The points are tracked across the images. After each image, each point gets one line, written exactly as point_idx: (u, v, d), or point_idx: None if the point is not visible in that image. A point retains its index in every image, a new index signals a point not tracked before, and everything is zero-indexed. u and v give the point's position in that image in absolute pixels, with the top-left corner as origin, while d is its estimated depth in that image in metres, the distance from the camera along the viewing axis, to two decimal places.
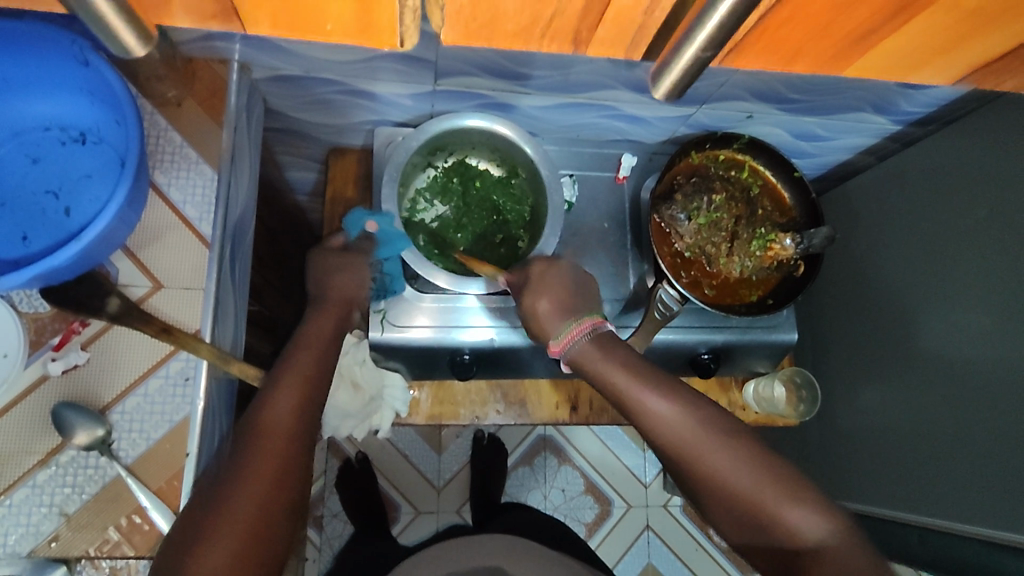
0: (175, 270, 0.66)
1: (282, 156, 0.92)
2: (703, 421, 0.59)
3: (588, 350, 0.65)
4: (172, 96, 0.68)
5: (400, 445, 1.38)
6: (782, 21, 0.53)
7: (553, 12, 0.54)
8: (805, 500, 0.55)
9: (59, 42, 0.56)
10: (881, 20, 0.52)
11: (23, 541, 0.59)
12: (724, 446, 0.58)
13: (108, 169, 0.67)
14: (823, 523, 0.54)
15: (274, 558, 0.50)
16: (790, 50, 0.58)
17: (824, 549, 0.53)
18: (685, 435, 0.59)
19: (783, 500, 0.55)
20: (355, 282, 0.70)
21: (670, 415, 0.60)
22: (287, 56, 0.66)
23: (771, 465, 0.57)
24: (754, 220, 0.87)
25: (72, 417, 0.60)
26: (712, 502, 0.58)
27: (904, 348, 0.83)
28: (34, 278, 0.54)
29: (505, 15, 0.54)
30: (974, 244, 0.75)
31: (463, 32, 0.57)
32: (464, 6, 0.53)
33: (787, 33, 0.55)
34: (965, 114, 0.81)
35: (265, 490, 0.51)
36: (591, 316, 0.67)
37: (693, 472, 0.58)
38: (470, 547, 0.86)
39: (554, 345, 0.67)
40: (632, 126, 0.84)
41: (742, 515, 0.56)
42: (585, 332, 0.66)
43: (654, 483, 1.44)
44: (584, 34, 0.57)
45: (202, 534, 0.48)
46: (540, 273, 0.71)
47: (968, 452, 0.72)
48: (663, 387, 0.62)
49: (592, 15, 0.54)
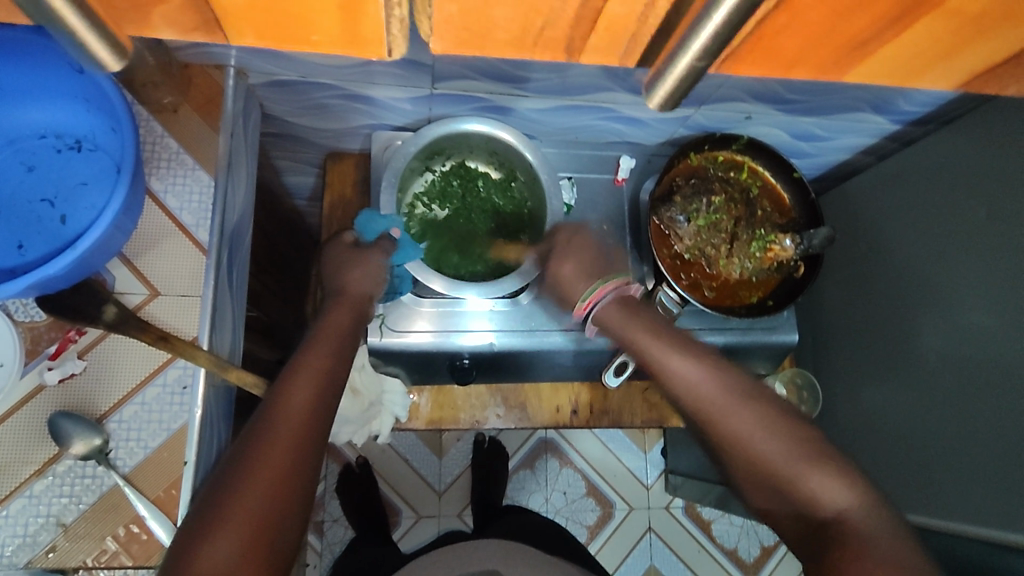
0: (172, 277, 0.66)
1: (279, 161, 0.92)
2: (727, 386, 0.59)
3: (614, 311, 0.68)
4: (167, 103, 0.68)
5: (400, 449, 1.37)
6: (780, 27, 0.44)
7: (543, 20, 0.43)
8: (829, 470, 0.54)
9: (52, 49, 0.56)
10: (885, 24, 0.44)
11: (20, 552, 0.59)
12: (745, 407, 0.58)
13: (105, 176, 0.66)
14: (846, 490, 0.53)
15: (282, 532, 0.50)
16: (783, 60, 0.48)
17: (847, 515, 0.52)
18: (710, 398, 0.59)
19: (806, 468, 0.54)
20: (367, 279, 0.69)
21: (697, 379, 0.60)
22: (283, 61, 0.65)
23: (796, 435, 0.56)
24: (754, 221, 0.87)
25: (69, 427, 0.60)
26: (736, 469, 0.57)
27: (905, 349, 0.82)
28: (30, 286, 0.54)
29: (496, 25, 0.43)
30: (975, 244, 0.74)
31: (451, 43, 0.46)
32: (452, 14, 0.42)
33: (784, 43, 0.46)
34: (963, 113, 0.81)
35: (279, 478, 0.50)
36: (615, 278, 0.70)
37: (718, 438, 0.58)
38: (465, 554, 0.85)
39: (579, 306, 0.70)
40: (630, 127, 0.84)
41: (766, 480, 0.56)
42: (611, 292, 0.68)
43: (656, 485, 1.44)
44: (576, 44, 0.46)
45: (213, 523, 0.47)
46: (564, 240, 0.74)
47: (971, 455, 0.71)
48: (686, 350, 0.63)
49: (583, 25, 0.43)
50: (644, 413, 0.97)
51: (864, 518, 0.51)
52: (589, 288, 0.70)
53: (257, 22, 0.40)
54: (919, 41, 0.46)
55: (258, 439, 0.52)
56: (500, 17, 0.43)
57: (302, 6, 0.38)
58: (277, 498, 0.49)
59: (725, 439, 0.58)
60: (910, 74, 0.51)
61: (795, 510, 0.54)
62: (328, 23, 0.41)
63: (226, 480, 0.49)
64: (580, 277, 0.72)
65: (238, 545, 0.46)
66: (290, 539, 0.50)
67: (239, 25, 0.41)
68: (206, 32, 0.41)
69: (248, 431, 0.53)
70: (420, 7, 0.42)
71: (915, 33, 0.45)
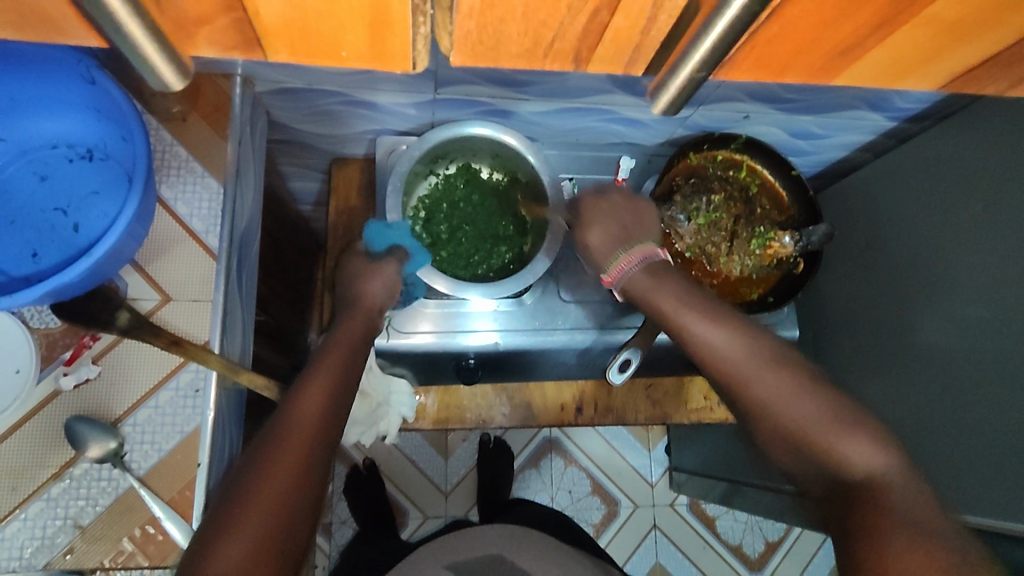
0: (184, 283, 0.67)
1: (285, 166, 0.93)
2: (755, 352, 0.59)
3: (640, 279, 0.65)
4: (177, 111, 0.70)
5: (406, 451, 1.38)
6: (771, 35, 0.51)
7: (553, 33, 0.51)
8: (859, 433, 0.54)
9: (66, 61, 0.57)
10: (864, 33, 0.51)
11: (38, 553, 0.60)
12: (777, 375, 0.57)
13: (116, 184, 0.68)
14: (878, 452, 0.53)
15: (297, 548, 0.50)
16: (776, 64, 0.56)
17: (876, 479, 0.52)
18: (738, 362, 0.59)
19: (834, 431, 0.54)
20: (382, 290, 0.70)
21: (722, 347, 0.60)
22: (289, 70, 0.67)
23: (829, 403, 0.56)
24: (753, 219, 0.89)
25: (85, 431, 0.61)
26: (766, 434, 0.57)
27: (906, 343, 0.83)
28: (47, 293, 0.55)
29: (509, 38, 0.51)
30: (972, 238, 0.75)
31: (470, 53, 0.54)
32: (471, 29, 0.50)
33: (774, 50, 0.53)
34: (959, 110, 0.82)
35: (292, 482, 0.51)
36: (645, 246, 0.68)
37: (746, 402, 0.58)
38: (474, 538, 0.87)
39: (606, 277, 0.69)
40: (630, 129, 0.85)
41: (792, 444, 0.56)
42: (638, 260, 0.66)
43: (660, 482, 1.45)
44: (584, 54, 0.54)
45: (228, 527, 0.48)
46: (589, 208, 0.72)
47: (971, 445, 0.72)
48: (713, 315, 0.62)
49: (592, 36, 0.51)
50: (648, 410, 0.98)
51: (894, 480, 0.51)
52: (613, 258, 0.68)
53: (291, 38, 0.50)
54: (902, 46, 0.53)
55: (272, 444, 0.53)
56: (510, 31, 0.50)
57: (339, 27, 0.49)
58: (290, 502, 0.50)
59: (754, 405, 0.58)
60: (894, 77, 0.59)
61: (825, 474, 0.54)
62: (358, 39, 0.51)
63: (241, 485, 0.50)
64: (613, 241, 0.69)
65: (251, 548, 0.47)
66: (302, 542, 0.51)
67: (277, 40, 0.51)
68: (245, 50, 0.53)
69: (263, 436, 0.54)
70: (443, 23, 0.52)
71: (896, 38, 0.51)
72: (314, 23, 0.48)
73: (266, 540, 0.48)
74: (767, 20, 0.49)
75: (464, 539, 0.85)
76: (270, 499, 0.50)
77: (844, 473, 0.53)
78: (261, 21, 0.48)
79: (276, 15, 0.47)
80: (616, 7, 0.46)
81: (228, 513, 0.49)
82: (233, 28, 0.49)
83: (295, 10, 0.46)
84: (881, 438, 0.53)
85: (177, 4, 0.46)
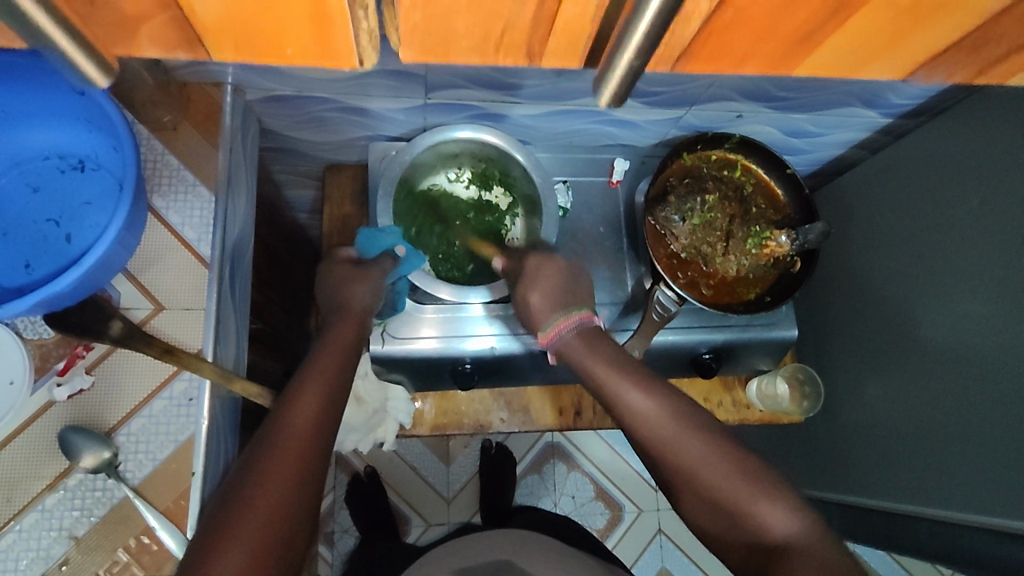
0: (176, 291, 0.67)
1: (279, 175, 0.94)
2: (685, 417, 0.59)
3: (573, 343, 0.66)
4: (167, 120, 0.69)
5: (408, 458, 1.38)
6: (727, 22, 0.46)
7: (502, 23, 0.43)
8: (773, 499, 0.55)
9: (54, 72, 0.57)
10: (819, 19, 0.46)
11: (33, 565, 0.60)
12: (714, 458, 0.57)
13: (107, 194, 0.68)
14: (791, 520, 0.53)
15: (297, 554, 0.50)
16: (731, 57, 0.51)
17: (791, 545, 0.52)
18: (663, 428, 0.59)
19: (749, 494, 0.55)
20: (370, 293, 0.70)
21: (652, 415, 0.60)
22: (280, 76, 0.67)
23: (747, 469, 0.56)
24: (748, 218, 0.88)
25: (79, 441, 0.61)
26: (687, 497, 0.58)
27: (905, 339, 0.83)
28: (38, 304, 0.55)
29: (458, 31, 0.44)
30: (971, 230, 0.75)
31: (420, 49, 0.46)
32: (416, 21, 0.43)
33: (728, 42, 0.49)
34: (954, 104, 0.81)
35: (286, 485, 0.51)
36: (580, 310, 0.69)
37: (673, 470, 0.59)
38: (484, 543, 0.85)
39: (541, 337, 0.69)
40: (622, 130, 0.86)
41: (716, 512, 0.56)
42: (572, 325, 0.67)
43: (664, 486, 1.43)
44: (537, 48, 0.46)
45: (223, 537, 0.47)
46: (532, 269, 0.72)
47: (977, 442, 0.71)
48: (639, 379, 0.62)
49: (542, 26, 0.44)
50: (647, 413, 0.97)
51: (808, 542, 0.52)
52: (551, 321, 0.68)
53: (232, 35, 0.41)
54: (862, 31, 0.48)
55: (268, 452, 0.52)
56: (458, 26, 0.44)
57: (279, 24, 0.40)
58: (286, 508, 0.50)
59: (681, 472, 0.58)
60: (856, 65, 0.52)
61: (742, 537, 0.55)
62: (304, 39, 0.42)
63: (239, 491, 0.50)
64: (549, 305, 0.69)
65: (249, 555, 0.47)
66: (298, 551, 0.50)
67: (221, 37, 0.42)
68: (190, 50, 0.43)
69: (256, 445, 0.53)
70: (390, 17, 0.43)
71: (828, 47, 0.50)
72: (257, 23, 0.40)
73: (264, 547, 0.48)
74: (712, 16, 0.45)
75: (476, 547, 0.84)
76: (265, 507, 0.49)
77: (760, 536, 0.54)
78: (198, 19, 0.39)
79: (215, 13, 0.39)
80: None
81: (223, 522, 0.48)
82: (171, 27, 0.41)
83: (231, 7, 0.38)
84: (794, 499, 0.55)
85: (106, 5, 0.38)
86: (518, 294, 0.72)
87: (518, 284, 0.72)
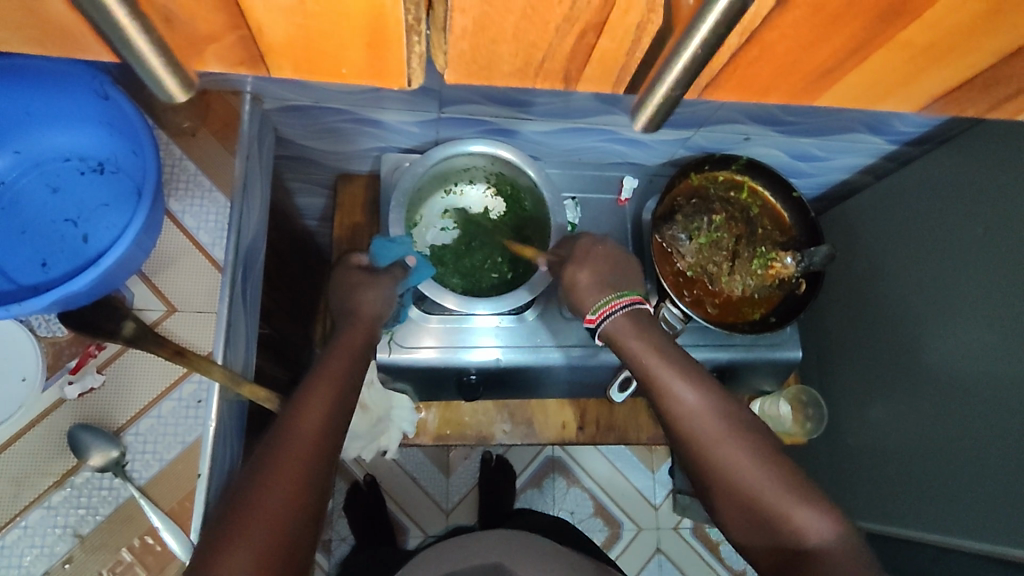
0: (189, 294, 0.68)
1: (292, 182, 0.95)
2: (729, 416, 0.60)
3: (625, 324, 0.67)
4: (187, 127, 0.71)
5: (407, 468, 1.38)
6: (752, 58, 0.44)
7: (542, 52, 0.43)
8: (810, 502, 0.56)
9: (81, 77, 0.59)
10: (842, 55, 0.43)
11: (37, 562, 0.60)
12: (758, 464, 0.58)
13: (126, 197, 0.69)
14: (829, 524, 0.55)
15: (303, 550, 0.51)
16: (754, 88, 0.48)
17: (826, 550, 0.54)
18: (708, 423, 0.60)
19: (790, 499, 0.56)
20: (378, 300, 0.71)
21: (698, 409, 0.61)
22: (297, 87, 0.68)
23: (785, 473, 0.57)
24: (755, 239, 0.89)
25: (88, 439, 0.62)
26: (720, 496, 0.59)
27: (910, 364, 0.83)
28: (54, 302, 0.56)
29: (502, 57, 0.44)
30: (974, 260, 0.75)
31: (464, 73, 0.46)
32: (463, 48, 0.43)
33: (756, 72, 0.45)
34: (959, 133, 0.82)
35: (302, 476, 0.53)
36: (633, 294, 0.70)
37: (708, 463, 0.59)
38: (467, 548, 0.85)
39: (590, 317, 0.70)
40: (632, 148, 0.87)
41: (751, 512, 0.57)
42: (624, 307, 0.68)
43: (664, 504, 1.43)
44: (574, 74, 0.46)
45: (236, 532, 0.48)
46: (585, 249, 0.73)
47: (981, 472, 0.71)
48: (687, 373, 0.63)
49: (580, 56, 0.43)
50: (650, 430, 0.98)
51: (841, 549, 0.54)
52: (600, 301, 0.70)
53: (295, 56, 0.42)
54: (883, 70, 0.45)
55: (277, 452, 0.53)
56: (501, 50, 0.43)
57: (336, 41, 0.40)
58: (300, 498, 0.52)
59: (717, 469, 0.59)
60: (875, 98, 0.50)
61: (774, 541, 0.56)
62: (354, 53, 0.42)
63: (246, 492, 0.51)
64: (598, 286, 0.71)
65: (260, 550, 0.48)
66: (306, 546, 0.52)
67: (280, 57, 0.42)
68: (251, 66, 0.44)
69: (266, 445, 0.54)
70: (437, 43, 0.43)
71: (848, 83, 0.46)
72: (313, 40, 0.40)
73: (278, 537, 0.49)
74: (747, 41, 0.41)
75: (460, 549, 0.84)
76: (274, 506, 0.50)
77: (793, 541, 0.55)
78: (260, 42, 0.41)
79: (280, 31, 0.39)
80: (603, 26, 0.40)
81: (240, 510, 0.50)
82: (237, 46, 0.41)
83: (296, 22, 0.38)
84: (830, 508, 0.56)
85: (187, 24, 0.38)
86: (564, 273, 0.72)
87: (566, 263, 0.73)
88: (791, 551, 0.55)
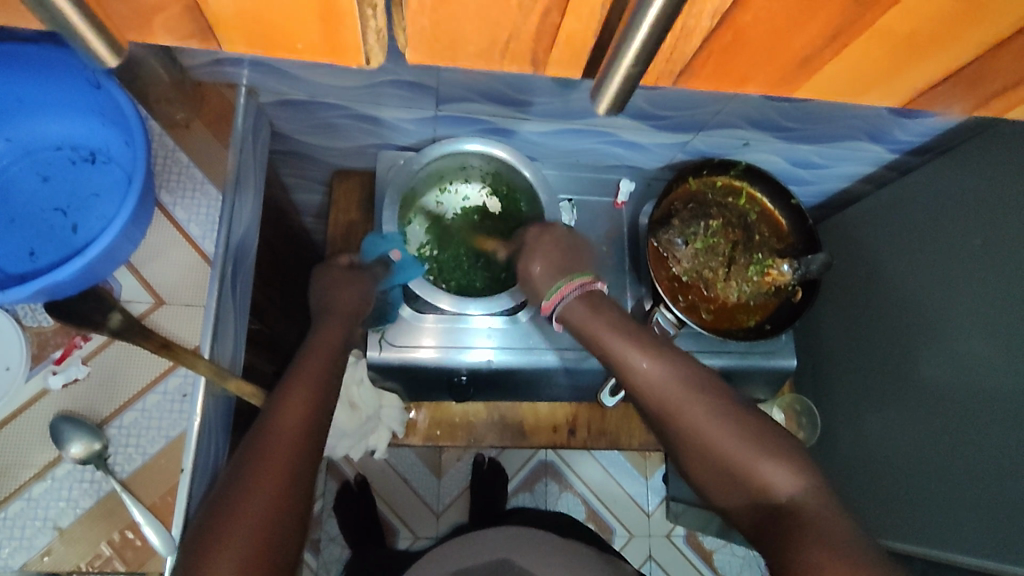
0: (177, 287, 0.68)
1: (288, 178, 0.95)
2: (688, 380, 0.60)
3: (577, 307, 0.66)
4: (180, 118, 0.71)
5: (399, 469, 1.37)
6: (728, 46, 0.44)
7: (508, 33, 0.43)
8: (779, 457, 0.54)
9: (73, 65, 0.58)
10: (819, 45, 0.44)
11: (15, 554, 0.60)
12: (722, 423, 0.57)
13: (116, 187, 0.69)
14: (797, 477, 0.53)
15: (290, 549, 0.50)
16: (734, 80, 0.49)
17: (798, 503, 0.51)
18: (667, 391, 0.60)
19: (756, 455, 0.54)
20: (356, 298, 0.71)
21: (656, 378, 0.61)
22: (293, 81, 0.68)
23: (750, 430, 0.56)
24: (751, 246, 0.88)
25: (69, 431, 0.61)
26: (691, 463, 0.58)
27: (906, 375, 0.82)
28: (39, 291, 0.55)
29: (468, 37, 0.44)
30: (973, 270, 0.75)
31: (428, 52, 0.46)
32: (422, 23, 0.43)
33: (738, 60, 0.46)
34: (960, 143, 0.82)
35: (284, 477, 0.52)
36: (585, 274, 0.68)
37: (675, 430, 0.59)
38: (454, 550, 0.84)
39: (545, 304, 0.68)
40: (631, 151, 0.87)
41: (722, 475, 0.55)
42: (575, 290, 0.67)
43: (657, 512, 1.42)
44: (540, 57, 0.46)
45: (220, 538, 0.48)
46: (532, 242, 0.73)
47: (975, 485, 0.70)
48: (645, 346, 0.63)
49: (550, 39, 0.44)
50: (642, 436, 0.97)
51: (814, 501, 0.51)
52: (554, 287, 0.68)
53: (247, 31, 0.42)
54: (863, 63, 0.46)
55: (257, 455, 0.53)
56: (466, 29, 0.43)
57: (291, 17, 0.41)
58: (283, 500, 0.51)
59: (684, 435, 0.58)
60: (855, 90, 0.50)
61: (749, 502, 0.54)
62: (310, 31, 0.43)
63: (229, 498, 0.50)
64: (552, 273, 0.70)
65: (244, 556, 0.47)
66: (294, 546, 0.51)
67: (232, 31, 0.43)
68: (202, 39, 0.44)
69: (247, 448, 0.54)
70: (396, 18, 0.44)
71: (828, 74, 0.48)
72: (266, 14, 0.41)
73: (261, 540, 0.48)
74: (721, 23, 0.41)
75: (448, 552, 0.83)
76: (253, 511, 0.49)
77: (764, 499, 0.53)
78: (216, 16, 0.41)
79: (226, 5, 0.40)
80: (566, 5, 0.40)
81: (221, 516, 0.49)
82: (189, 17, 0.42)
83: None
84: (800, 462, 0.54)
85: None
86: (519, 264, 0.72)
87: (521, 258, 0.73)
88: (764, 510, 0.53)
